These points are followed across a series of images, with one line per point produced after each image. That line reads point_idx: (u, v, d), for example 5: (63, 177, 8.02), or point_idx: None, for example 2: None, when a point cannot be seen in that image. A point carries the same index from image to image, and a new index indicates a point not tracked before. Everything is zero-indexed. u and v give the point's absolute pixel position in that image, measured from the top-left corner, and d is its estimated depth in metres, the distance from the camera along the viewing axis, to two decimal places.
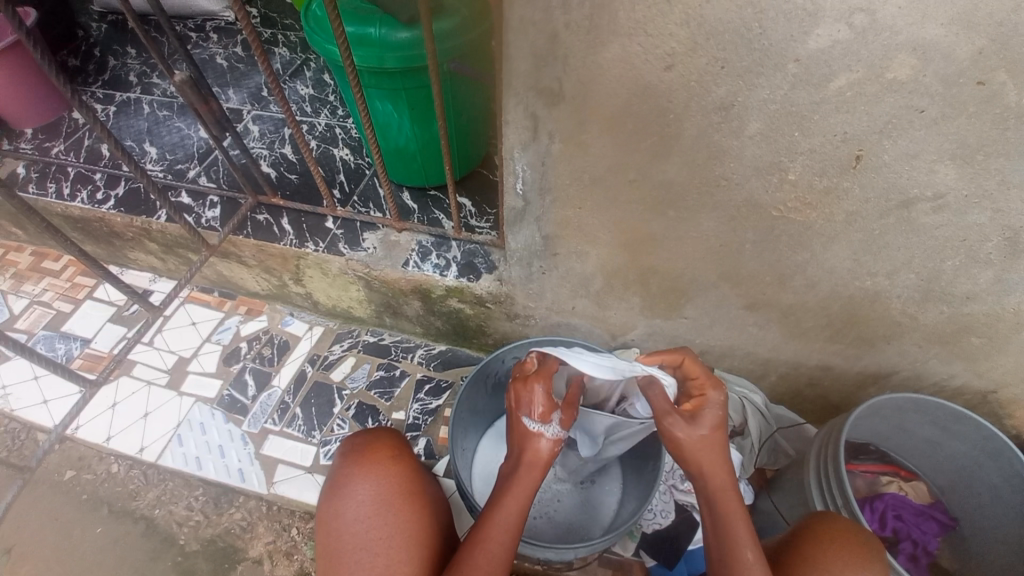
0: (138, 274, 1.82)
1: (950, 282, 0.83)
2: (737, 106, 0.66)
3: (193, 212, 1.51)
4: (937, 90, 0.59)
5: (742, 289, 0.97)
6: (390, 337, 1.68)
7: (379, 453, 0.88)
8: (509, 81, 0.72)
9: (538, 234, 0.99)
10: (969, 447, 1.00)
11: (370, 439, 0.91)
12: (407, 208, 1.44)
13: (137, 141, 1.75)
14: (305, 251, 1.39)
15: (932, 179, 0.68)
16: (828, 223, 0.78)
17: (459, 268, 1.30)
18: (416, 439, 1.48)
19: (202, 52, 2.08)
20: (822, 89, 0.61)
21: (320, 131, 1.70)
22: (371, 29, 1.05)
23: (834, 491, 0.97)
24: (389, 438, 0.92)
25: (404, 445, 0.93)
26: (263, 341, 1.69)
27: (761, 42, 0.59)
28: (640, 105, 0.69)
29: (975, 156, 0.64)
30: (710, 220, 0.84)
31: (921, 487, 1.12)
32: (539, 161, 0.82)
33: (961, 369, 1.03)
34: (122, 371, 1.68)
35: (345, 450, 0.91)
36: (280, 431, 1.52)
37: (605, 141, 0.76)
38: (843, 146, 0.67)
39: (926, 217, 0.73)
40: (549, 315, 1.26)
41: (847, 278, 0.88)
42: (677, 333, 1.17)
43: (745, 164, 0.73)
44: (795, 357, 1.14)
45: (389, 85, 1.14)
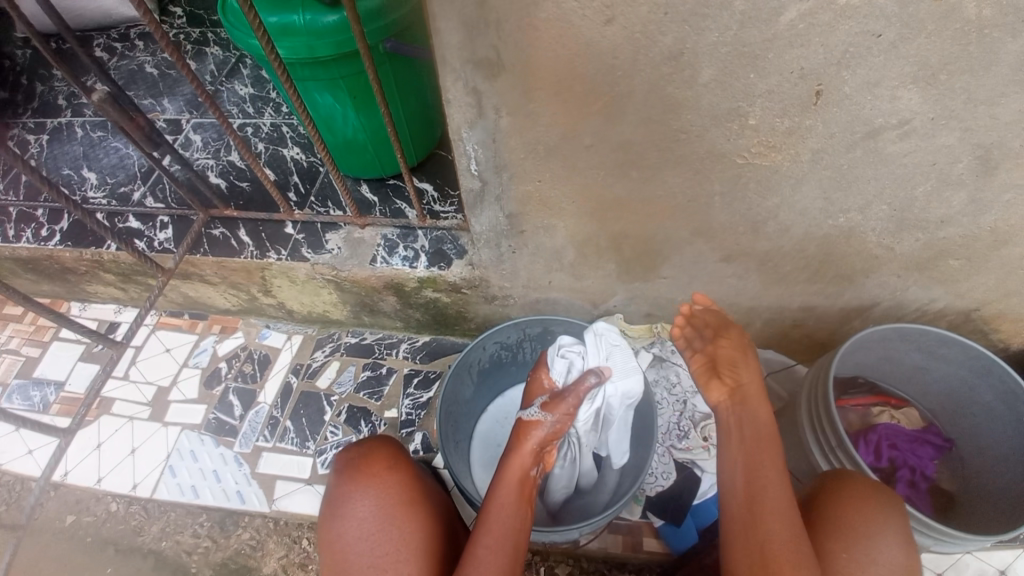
0: (102, 308, 1.75)
1: (923, 209, 0.81)
2: (687, 54, 0.62)
3: (144, 236, 1.43)
4: (893, 10, 0.55)
5: (716, 242, 0.95)
6: (372, 336, 1.64)
7: (375, 465, 0.85)
8: (443, 57, 0.66)
9: (501, 214, 0.95)
10: (955, 367, 1.01)
11: (365, 450, 0.88)
12: (367, 202, 1.38)
13: (75, 168, 1.65)
14: (268, 261, 1.34)
15: (896, 106, 0.65)
16: (795, 164, 0.75)
17: (429, 257, 1.25)
18: (412, 434, 1.46)
19: (128, 63, 1.94)
20: (773, 24, 0.57)
21: (266, 132, 1.61)
22: (295, 17, 0.97)
23: (828, 432, 0.97)
24: (384, 447, 0.89)
25: (400, 452, 0.90)
26: (242, 359, 1.64)
27: None
28: (586, 65, 0.65)
29: (938, 76, 0.61)
30: (677, 177, 0.81)
31: (913, 412, 1.13)
32: (489, 138, 0.77)
33: (941, 292, 1.03)
34: (102, 410, 1.62)
35: (339, 466, 0.87)
36: (274, 447, 1.49)
37: (554, 109, 0.71)
38: (801, 83, 0.63)
39: (893, 145, 0.71)
40: (526, 293, 1.23)
41: (820, 218, 0.85)
42: (658, 294, 1.16)
43: (703, 113, 0.69)
44: (778, 301, 1.13)
45: (325, 76, 1.07)
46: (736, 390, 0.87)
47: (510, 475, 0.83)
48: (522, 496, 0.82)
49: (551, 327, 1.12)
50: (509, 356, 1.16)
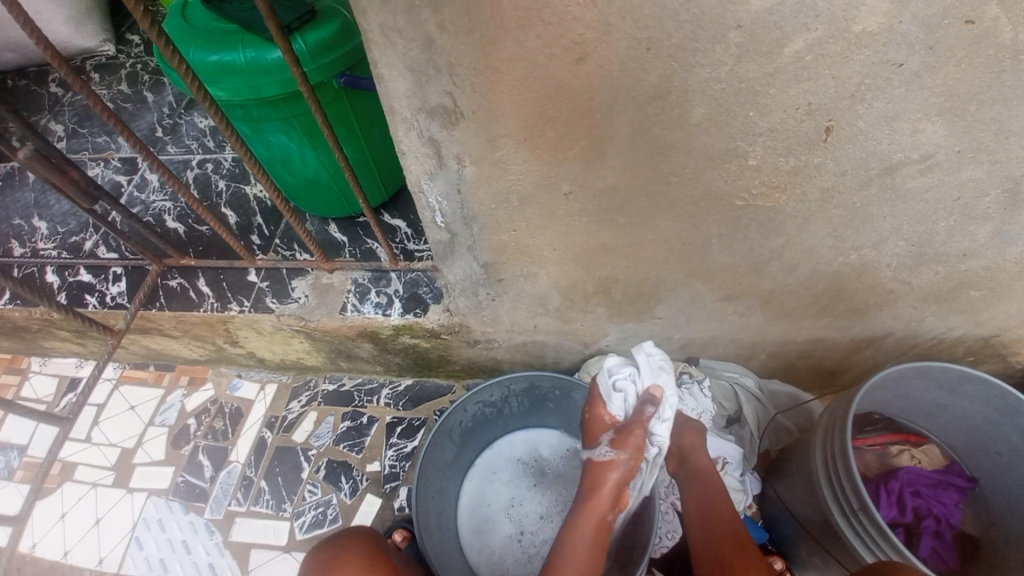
0: (62, 363, 1.63)
1: (944, 243, 0.73)
2: (675, 93, 0.53)
3: (96, 291, 1.33)
4: (917, 37, 0.46)
5: (715, 283, 0.86)
6: (351, 381, 1.53)
7: (348, 566, 0.77)
8: (391, 106, 0.57)
9: (475, 264, 0.85)
10: (980, 405, 0.92)
11: (339, 551, 0.79)
12: (336, 242, 1.28)
13: (24, 217, 1.54)
14: (229, 314, 1.23)
15: (918, 140, 0.56)
16: (801, 204, 0.66)
17: (403, 303, 1.15)
18: (397, 489, 1.35)
19: (82, 98, 1.82)
20: (775, 57, 0.48)
21: (226, 168, 1.50)
22: (236, 55, 0.87)
23: (849, 492, 0.86)
24: (360, 543, 0.81)
25: (379, 548, 0.81)
26: (213, 413, 1.52)
27: (690, 11, 0.46)
28: (557, 109, 0.55)
29: (967, 107, 0.53)
30: (668, 221, 0.71)
31: (933, 449, 1.05)
32: (453, 189, 0.68)
33: (961, 321, 0.95)
34: (65, 475, 1.50)
35: (312, 567, 0.78)
36: (248, 512, 1.37)
37: (524, 156, 0.62)
38: (809, 119, 0.54)
39: (913, 181, 0.62)
40: (511, 337, 1.14)
41: (829, 256, 0.77)
42: (654, 334, 1.06)
43: (695, 156, 0.60)
44: (784, 335, 1.04)
45: (276, 115, 0.97)
46: (675, 453, 0.99)
47: (576, 541, 0.78)
48: (589, 559, 0.78)
49: (537, 381, 1.03)
50: (494, 411, 1.07)
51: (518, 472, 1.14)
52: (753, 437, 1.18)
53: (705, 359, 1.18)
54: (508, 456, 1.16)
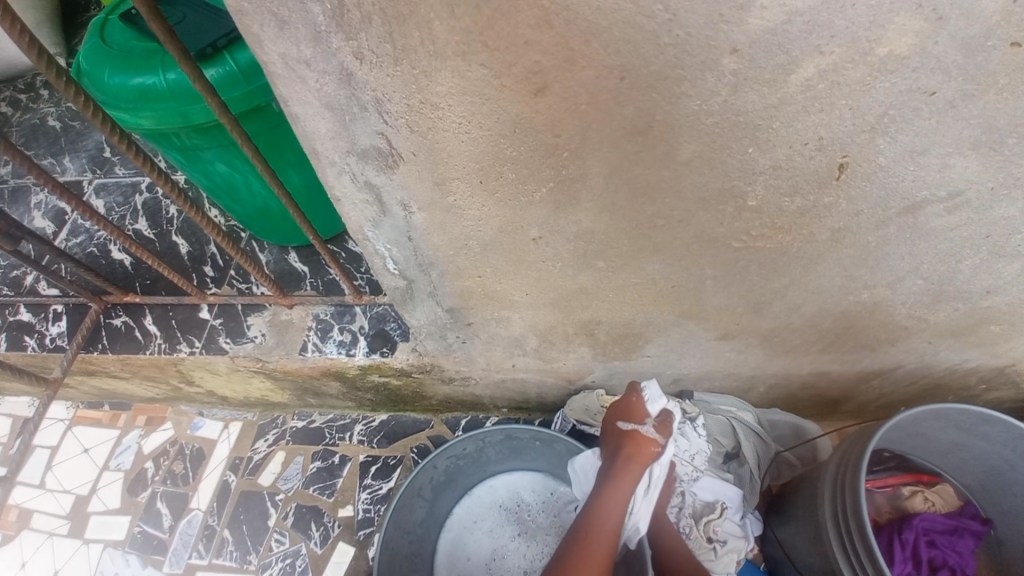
0: (15, 403, 1.51)
1: (967, 281, 0.64)
2: (657, 128, 0.43)
3: (34, 331, 1.21)
4: (956, 59, 0.37)
5: (710, 323, 0.77)
6: (321, 417, 1.42)
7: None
8: (314, 148, 0.47)
9: (439, 309, 0.75)
10: (1000, 447, 0.84)
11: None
12: (296, 273, 1.18)
13: None
14: (178, 357, 1.12)
15: (947, 176, 0.47)
16: (808, 245, 0.57)
17: (369, 341, 1.05)
18: (371, 537, 1.25)
19: (32, 117, 1.70)
20: (780, 85, 0.39)
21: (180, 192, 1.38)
22: (157, 78, 0.77)
23: (862, 556, 0.77)
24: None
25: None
26: (172, 456, 1.41)
27: (671, 33, 0.36)
28: (516, 148, 0.46)
29: (1009, 139, 0.44)
30: (654, 264, 0.62)
31: (949, 489, 0.95)
32: (403, 236, 0.58)
33: (977, 354, 0.86)
34: (19, 525, 1.38)
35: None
36: (210, 565, 1.26)
37: (481, 201, 0.52)
38: (819, 155, 0.45)
39: (938, 220, 0.53)
40: (488, 375, 1.04)
41: (838, 296, 0.67)
42: (643, 371, 0.97)
43: (684, 197, 0.51)
44: (784, 369, 0.95)
45: (215, 142, 0.86)
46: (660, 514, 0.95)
47: (613, 516, 0.75)
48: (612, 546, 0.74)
49: (514, 432, 0.94)
50: (468, 461, 0.98)
51: (501, 522, 1.04)
52: (753, 477, 1.06)
53: (699, 393, 1.10)
54: (489, 503, 1.06)
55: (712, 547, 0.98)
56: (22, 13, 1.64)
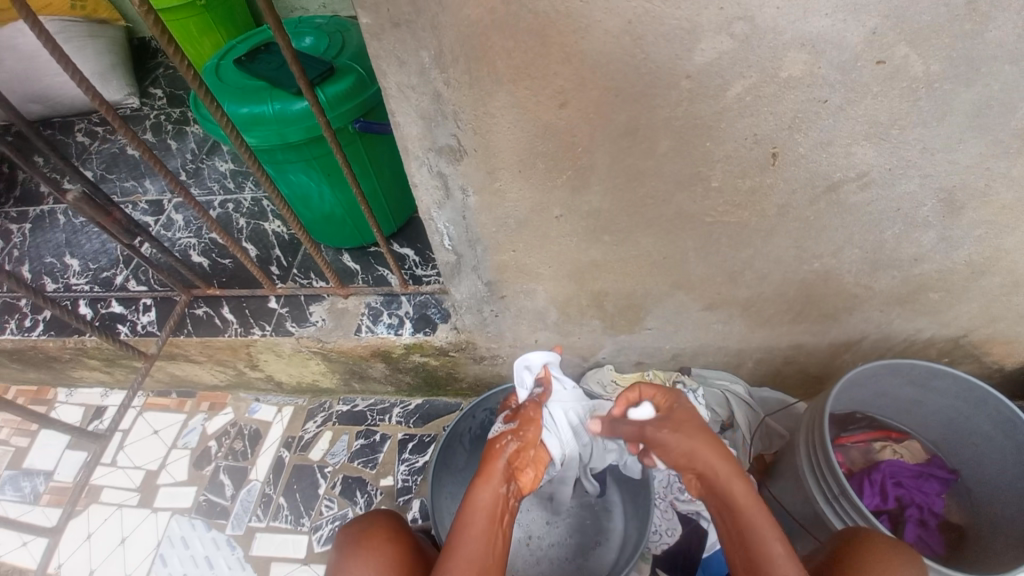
0: (89, 392, 1.61)
1: (895, 249, 0.83)
2: (643, 129, 0.64)
3: (126, 320, 1.41)
4: (837, 77, 0.58)
5: (697, 293, 0.95)
6: (364, 402, 1.60)
7: (375, 538, 0.83)
8: (406, 147, 0.69)
9: (480, 282, 0.95)
10: (951, 399, 1.00)
11: (365, 525, 0.86)
12: (349, 270, 1.38)
13: (57, 255, 1.60)
14: (252, 338, 1.32)
15: (853, 160, 0.67)
16: (763, 219, 0.76)
17: (414, 323, 1.24)
18: (409, 503, 1.40)
19: (109, 146, 1.87)
20: (721, 98, 0.59)
21: (246, 207, 1.60)
22: (265, 107, 1.00)
23: (829, 480, 0.91)
24: (384, 521, 0.87)
25: (401, 526, 0.88)
26: (233, 435, 1.57)
27: (648, 65, 0.57)
28: (546, 145, 0.66)
29: (891, 131, 0.64)
30: (648, 238, 0.81)
31: (915, 445, 1.11)
32: (459, 216, 0.79)
33: (926, 322, 1.02)
34: (90, 499, 1.52)
35: (339, 543, 0.84)
36: (268, 527, 1.41)
37: (520, 185, 0.72)
38: (757, 148, 0.65)
39: (856, 196, 0.72)
40: (514, 352, 1.20)
41: (795, 265, 0.86)
42: (647, 345, 1.13)
43: (666, 180, 0.71)
44: (765, 342, 1.11)
45: (300, 157, 1.09)
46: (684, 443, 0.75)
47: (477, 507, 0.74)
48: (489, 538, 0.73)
49: None
50: (500, 419, 1.17)
51: None
52: (746, 440, 1.18)
53: (698, 368, 1.23)
54: None
55: None
56: (98, 55, 1.82)
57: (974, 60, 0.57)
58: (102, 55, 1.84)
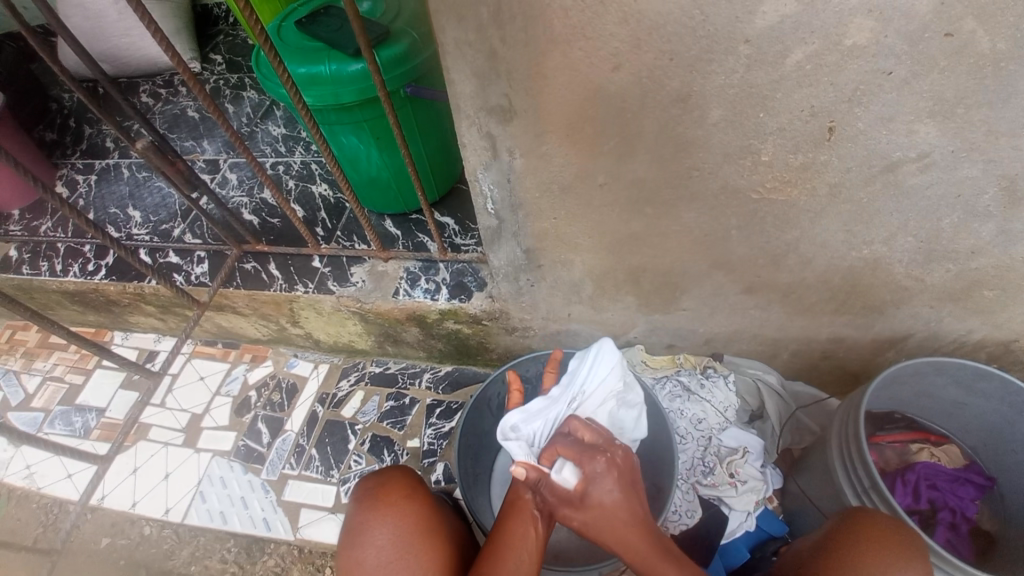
0: (143, 336, 1.71)
1: (951, 239, 0.80)
2: (694, 96, 0.64)
3: (182, 270, 1.49)
4: (903, 48, 0.57)
5: (737, 275, 0.94)
6: (396, 364, 1.57)
7: (393, 494, 0.85)
8: (457, 105, 0.70)
9: (518, 249, 0.96)
10: (997, 404, 0.96)
11: (382, 479, 0.87)
12: (391, 235, 1.42)
13: (120, 207, 1.69)
14: (295, 294, 1.37)
15: (914, 140, 0.66)
16: (812, 199, 0.76)
17: (450, 290, 1.27)
18: (433, 465, 1.38)
19: (172, 107, 1.95)
20: (779, 66, 0.60)
21: (296, 170, 1.66)
22: (323, 68, 1.03)
23: (860, 473, 0.89)
24: (401, 475, 0.89)
25: (418, 481, 0.89)
26: (271, 387, 1.58)
27: (705, 28, 0.57)
28: (595, 109, 0.66)
29: (957, 110, 0.62)
30: (691, 213, 0.81)
31: (954, 450, 1.07)
32: (504, 178, 0.80)
33: (979, 323, 0.97)
34: (139, 435, 1.56)
35: (358, 495, 0.87)
36: (300, 475, 1.42)
37: (566, 151, 0.73)
38: (813, 120, 0.65)
39: (914, 178, 0.71)
40: (546, 325, 1.21)
41: (842, 250, 0.84)
42: (680, 326, 1.12)
43: (714, 152, 0.70)
44: (804, 332, 1.07)
45: (352, 119, 1.13)
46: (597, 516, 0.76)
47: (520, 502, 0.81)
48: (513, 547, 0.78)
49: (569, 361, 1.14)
50: (528, 388, 1.20)
51: None
52: (775, 431, 1.17)
53: (730, 356, 1.21)
54: None
55: (734, 484, 1.07)
56: (165, 20, 1.90)
57: None
58: (168, 21, 1.91)
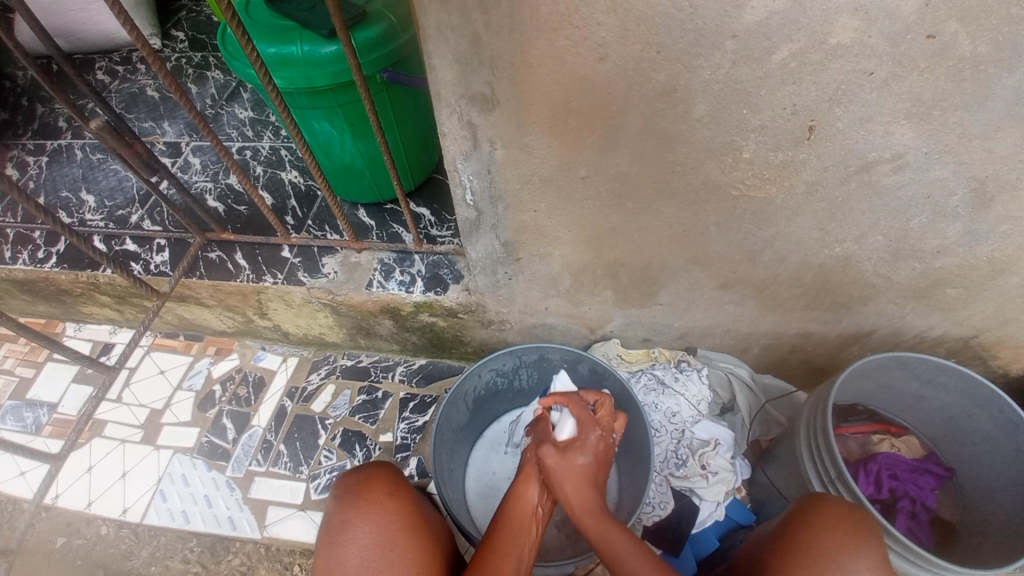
0: (97, 328, 1.63)
1: (919, 239, 0.82)
2: (680, 90, 0.63)
3: (140, 259, 1.41)
4: (885, 49, 0.58)
5: (714, 270, 0.95)
6: (368, 358, 1.54)
7: (375, 490, 0.83)
8: (438, 92, 0.68)
9: (497, 242, 0.95)
10: (955, 396, 1.00)
11: (364, 476, 0.86)
12: (364, 225, 1.38)
13: (73, 190, 1.60)
14: (263, 285, 1.32)
15: (890, 141, 0.68)
16: (790, 196, 0.77)
17: (425, 282, 1.24)
18: (406, 460, 1.36)
19: (129, 86, 1.84)
20: (765, 62, 0.60)
21: (264, 155, 1.59)
22: (293, 47, 0.98)
23: (827, 464, 0.91)
24: (383, 473, 0.87)
25: (400, 478, 0.88)
26: (237, 381, 1.52)
27: (693, 22, 0.56)
28: (580, 101, 0.66)
29: (931, 112, 0.64)
30: (671, 208, 0.81)
31: (912, 440, 1.12)
32: (484, 169, 0.79)
33: (940, 320, 1.00)
34: (94, 433, 1.49)
35: (338, 492, 0.84)
36: (267, 472, 1.37)
37: (549, 143, 0.72)
38: (794, 118, 0.66)
39: (887, 178, 0.73)
40: (523, 318, 1.20)
41: (816, 247, 0.86)
42: (655, 320, 1.13)
43: (697, 147, 0.70)
44: (775, 328, 1.10)
45: (324, 103, 1.08)
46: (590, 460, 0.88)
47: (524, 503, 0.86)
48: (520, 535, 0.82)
49: (546, 354, 1.13)
50: (504, 382, 1.19)
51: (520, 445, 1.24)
52: (745, 425, 1.18)
53: (703, 350, 1.23)
54: (514, 430, 1.26)
55: (705, 475, 1.09)
56: None
57: (1020, 45, 0.56)
58: None
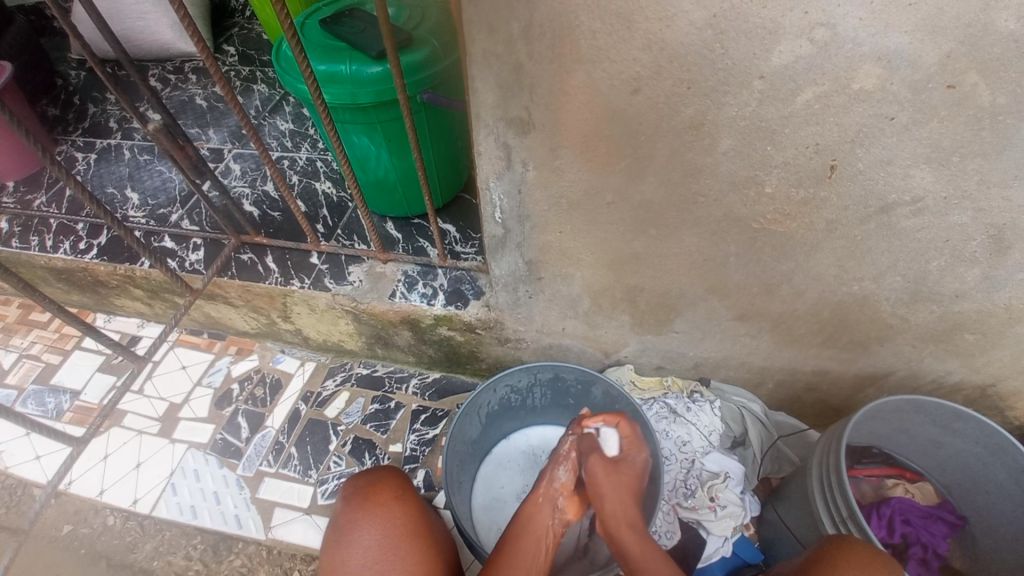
0: (125, 321, 1.69)
1: (937, 282, 0.84)
2: (707, 125, 0.67)
3: (176, 256, 1.47)
4: (906, 96, 0.61)
5: (731, 301, 0.96)
6: (384, 368, 1.56)
7: (382, 495, 0.85)
8: (478, 113, 0.73)
9: (521, 260, 0.98)
10: (971, 444, 0.99)
11: (372, 479, 0.87)
12: (391, 237, 1.43)
13: (118, 187, 1.68)
14: (291, 288, 1.36)
15: (909, 183, 0.70)
16: (809, 232, 0.79)
17: (446, 296, 1.27)
18: (414, 472, 1.37)
19: (178, 93, 1.95)
20: (790, 103, 0.63)
21: (301, 165, 1.66)
22: (342, 67, 1.05)
23: (839, 502, 0.90)
24: (391, 478, 0.89)
25: (407, 484, 0.89)
26: (255, 381, 1.56)
27: (724, 61, 0.60)
28: (612, 128, 0.69)
29: (951, 158, 0.66)
30: (691, 237, 0.84)
31: (927, 487, 1.10)
32: (515, 189, 0.82)
33: (958, 365, 1.00)
34: (113, 422, 1.52)
35: (346, 493, 0.86)
36: (277, 473, 1.39)
37: (579, 166, 0.76)
38: (817, 157, 0.69)
39: (907, 221, 0.75)
40: (540, 337, 1.22)
41: (834, 284, 0.88)
42: (670, 348, 1.14)
43: (720, 179, 0.73)
44: (790, 363, 1.10)
45: (365, 120, 1.15)
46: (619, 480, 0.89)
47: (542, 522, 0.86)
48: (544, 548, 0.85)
49: (561, 373, 1.14)
50: (517, 398, 1.21)
51: (530, 464, 1.25)
52: (757, 460, 1.17)
53: (716, 381, 1.23)
54: (523, 447, 1.27)
55: (712, 508, 1.08)
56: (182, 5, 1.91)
57: None
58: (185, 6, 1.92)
